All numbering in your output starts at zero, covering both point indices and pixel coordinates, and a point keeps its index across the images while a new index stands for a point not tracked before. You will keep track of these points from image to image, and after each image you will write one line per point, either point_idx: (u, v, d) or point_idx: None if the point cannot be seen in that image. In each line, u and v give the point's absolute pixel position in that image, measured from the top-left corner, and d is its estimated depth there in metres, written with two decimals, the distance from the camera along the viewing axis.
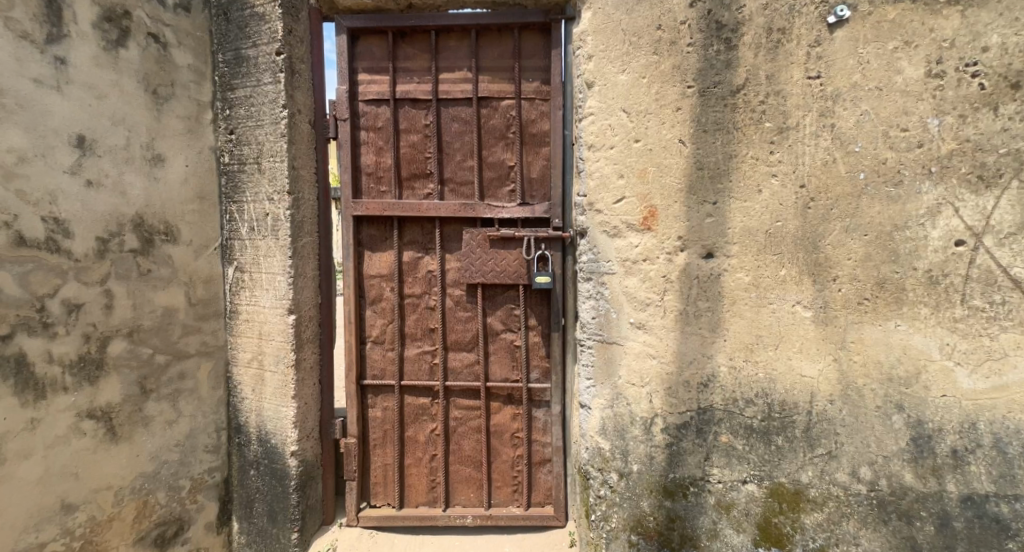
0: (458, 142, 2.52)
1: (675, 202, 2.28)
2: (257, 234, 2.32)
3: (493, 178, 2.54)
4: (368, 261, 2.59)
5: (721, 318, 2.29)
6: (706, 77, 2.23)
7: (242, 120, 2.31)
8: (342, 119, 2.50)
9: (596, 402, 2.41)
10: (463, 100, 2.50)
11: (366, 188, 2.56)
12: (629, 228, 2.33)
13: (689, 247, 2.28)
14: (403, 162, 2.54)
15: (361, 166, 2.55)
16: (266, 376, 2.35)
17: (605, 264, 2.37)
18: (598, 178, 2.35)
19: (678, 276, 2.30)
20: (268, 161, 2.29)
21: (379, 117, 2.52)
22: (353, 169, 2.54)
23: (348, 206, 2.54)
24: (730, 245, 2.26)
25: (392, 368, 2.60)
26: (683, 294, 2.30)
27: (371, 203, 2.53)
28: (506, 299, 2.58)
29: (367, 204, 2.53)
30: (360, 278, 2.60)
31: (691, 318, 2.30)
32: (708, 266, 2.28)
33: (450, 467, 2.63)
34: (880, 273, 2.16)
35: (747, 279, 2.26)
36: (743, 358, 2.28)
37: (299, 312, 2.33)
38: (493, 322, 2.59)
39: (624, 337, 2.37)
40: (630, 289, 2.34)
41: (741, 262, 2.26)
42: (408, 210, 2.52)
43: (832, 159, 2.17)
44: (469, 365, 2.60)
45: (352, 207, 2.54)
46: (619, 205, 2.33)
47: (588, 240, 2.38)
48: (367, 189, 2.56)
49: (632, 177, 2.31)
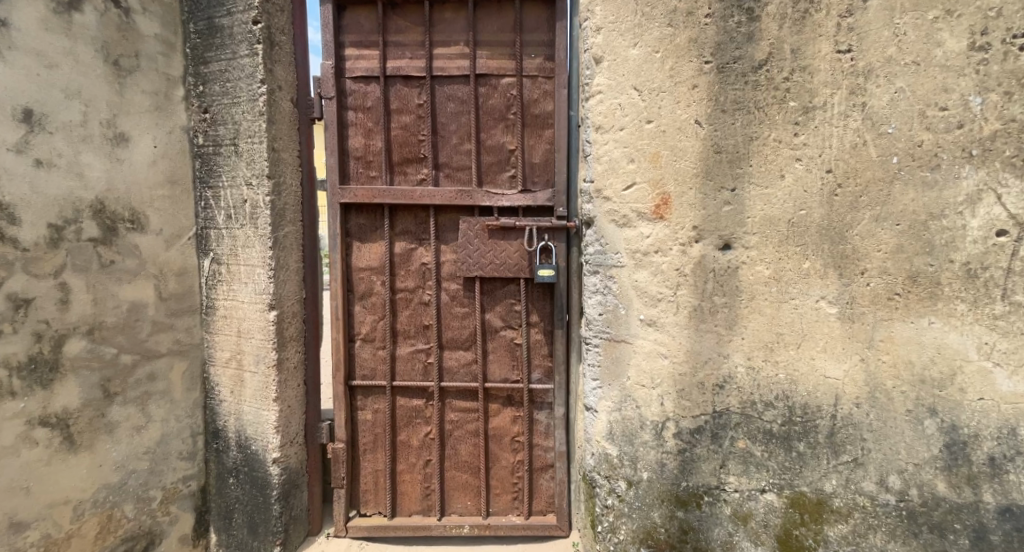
0: (455, 123, 2.34)
1: (690, 188, 2.12)
2: (235, 222, 2.13)
3: (493, 163, 2.36)
4: (358, 253, 2.40)
5: (740, 314, 2.13)
6: (726, 52, 2.06)
7: (218, 97, 2.10)
8: (328, 97, 2.29)
9: (602, 404, 2.26)
10: (460, 78, 2.32)
11: (354, 172, 2.36)
12: (639, 216, 2.17)
13: (705, 236, 2.12)
14: (394, 145, 2.35)
15: (349, 149, 2.35)
16: (246, 377, 2.17)
17: (613, 257, 2.21)
18: (606, 162, 2.18)
19: (694, 267, 2.14)
20: (246, 142, 2.09)
21: (369, 96, 2.32)
22: (340, 152, 2.34)
23: (335, 193, 2.35)
24: (749, 236, 2.10)
25: (383, 367, 2.43)
26: (696, 287, 2.15)
27: (360, 190, 2.34)
28: (506, 294, 2.42)
29: (356, 190, 2.34)
30: (348, 271, 2.41)
31: (706, 315, 2.15)
32: (725, 258, 2.12)
33: (446, 473, 2.47)
34: (913, 266, 1.99)
35: (767, 272, 2.10)
36: (762, 358, 2.13)
37: (280, 309, 2.14)
38: (492, 318, 2.44)
39: (634, 336, 2.22)
40: (640, 283, 2.19)
41: (761, 255, 2.10)
42: (402, 197, 2.34)
43: (863, 142, 1.99)
44: (466, 364, 2.44)
45: (340, 193, 2.35)
46: (629, 192, 2.16)
47: (595, 230, 2.23)
48: (355, 174, 2.37)
49: (644, 162, 2.14)
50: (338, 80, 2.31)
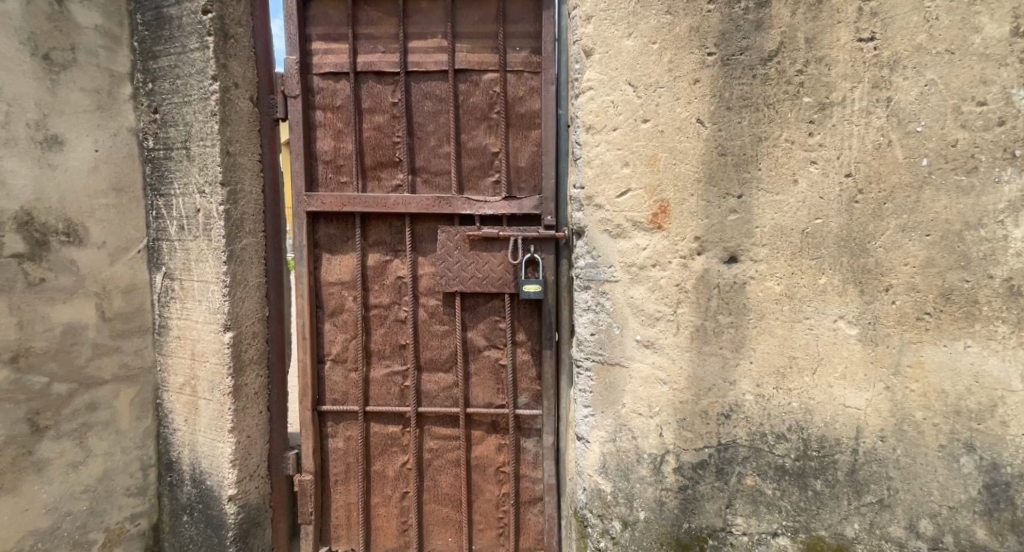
0: (433, 123, 2.13)
1: (692, 194, 1.91)
2: (187, 234, 1.93)
3: (474, 167, 2.15)
4: (327, 266, 2.20)
5: (749, 336, 1.91)
6: (731, 42, 1.84)
7: (168, 96, 1.90)
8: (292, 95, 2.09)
9: (595, 434, 2.05)
10: (438, 74, 2.11)
11: (323, 178, 2.16)
12: (635, 226, 1.96)
13: (709, 248, 1.91)
14: (367, 148, 2.15)
15: (317, 152, 2.15)
16: (200, 405, 1.96)
17: (606, 271, 2.00)
18: (598, 166, 1.97)
19: (697, 282, 1.93)
20: (197, 145, 1.89)
21: (338, 94, 2.12)
22: (307, 155, 2.14)
23: (301, 200, 2.14)
24: (758, 248, 1.88)
25: (355, 391, 2.23)
26: (697, 305, 1.94)
27: (329, 197, 2.14)
28: (490, 311, 2.21)
29: (325, 198, 2.14)
30: (317, 286, 2.21)
31: (710, 336, 1.93)
32: (731, 272, 1.91)
33: (425, 506, 2.26)
34: (946, 282, 1.75)
35: (778, 288, 1.89)
36: (773, 385, 1.90)
37: (236, 329, 1.93)
38: (474, 337, 2.22)
39: (630, 358, 2.00)
40: (636, 300, 1.98)
41: (771, 268, 1.88)
42: (375, 205, 2.13)
43: (887, 142, 1.77)
44: (446, 388, 2.23)
45: (307, 201, 2.14)
46: (624, 200, 1.96)
47: (586, 240, 2.02)
48: (324, 180, 2.16)
49: (640, 166, 1.93)
50: (305, 76, 2.11)
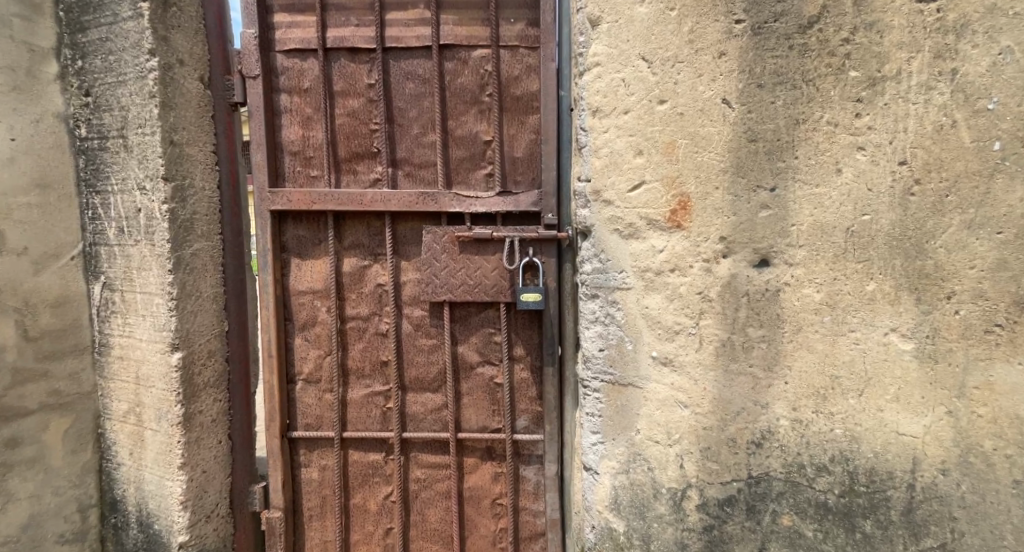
0: (415, 108, 1.86)
1: (716, 187, 1.65)
2: (127, 237, 1.66)
3: (464, 159, 1.88)
4: (296, 273, 1.91)
5: (783, 351, 1.66)
6: (763, 7, 1.56)
7: (100, 75, 1.64)
8: (250, 76, 1.79)
9: (605, 465, 1.78)
10: (420, 50, 1.83)
11: (290, 171, 1.88)
12: (651, 225, 1.69)
13: (737, 250, 1.66)
14: (340, 136, 1.87)
15: (282, 142, 1.87)
16: (146, 436, 1.69)
17: (617, 277, 1.73)
18: (607, 155, 1.69)
19: (723, 288, 1.68)
20: (136, 133, 1.62)
21: (306, 75, 1.84)
22: (270, 146, 1.85)
23: (264, 197, 1.86)
24: (795, 248, 1.63)
25: (330, 415, 1.95)
26: (721, 316, 1.69)
27: (296, 194, 1.85)
28: (483, 322, 1.93)
29: (291, 194, 1.85)
30: (285, 295, 1.92)
31: (738, 352, 1.68)
32: (762, 277, 1.66)
33: (411, 544, 2.00)
34: (1019, 288, 1.50)
35: (818, 296, 1.63)
36: (813, 409, 1.64)
37: (186, 349, 1.66)
38: (466, 352, 1.95)
39: (645, 379, 1.74)
40: (652, 311, 1.72)
41: (810, 272, 1.63)
42: (349, 202, 1.85)
43: (951, 122, 1.49)
44: (434, 410, 1.96)
45: (270, 198, 1.86)
46: (638, 194, 1.69)
47: (594, 242, 1.75)
48: (291, 174, 1.88)
49: (655, 155, 1.66)
50: (266, 54, 1.82)
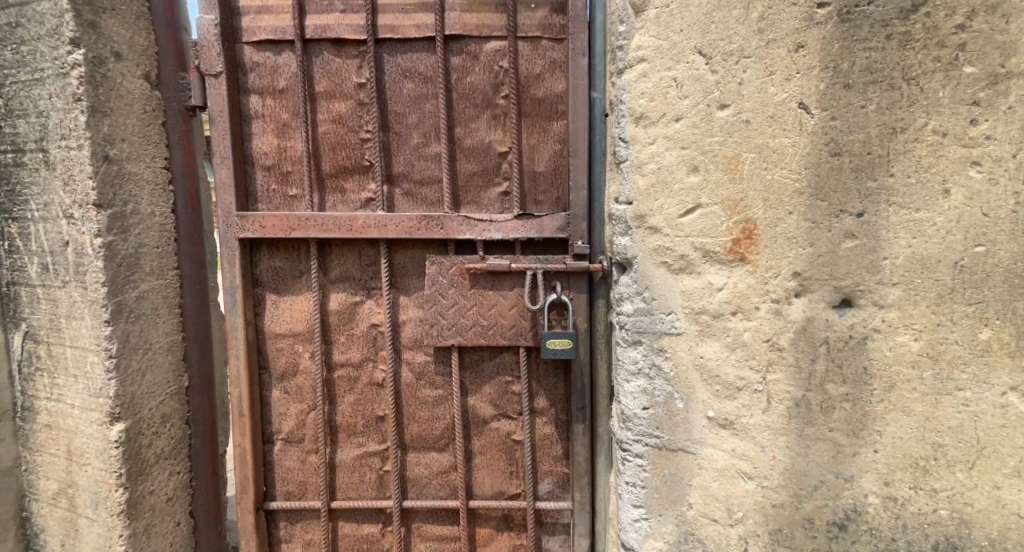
0: (415, 113, 1.53)
1: (790, 212, 1.33)
2: (52, 277, 1.34)
3: (474, 174, 1.56)
4: (273, 312, 1.58)
5: (871, 412, 1.36)
6: None
7: (14, 74, 1.33)
8: (212, 74, 1.48)
9: (650, 546, 1.48)
10: (422, 42, 1.51)
11: (262, 190, 1.56)
12: (707, 257, 1.38)
13: (813, 288, 1.35)
14: (324, 148, 1.54)
15: (252, 154, 1.55)
16: (81, 524, 1.39)
17: (666, 320, 1.42)
18: (654, 172, 1.37)
19: (796, 335, 1.37)
20: (59, 146, 1.31)
21: (281, 72, 1.51)
22: (238, 159, 1.53)
23: (231, 222, 1.53)
24: (889, 289, 1.32)
25: (317, 480, 1.63)
26: (794, 369, 1.38)
27: (270, 218, 1.52)
28: (498, 369, 1.62)
29: (263, 219, 1.53)
30: (259, 340, 1.60)
31: (816, 414, 1.37)
32: (844, 321, 1.35)
33: None
34: None
35: (916, 346, 1.32)
36: (910, 484, 1.34)
37: (131, 418, 1.35)
38: (478, 405, 1.63)
39: (699, 444, 1.44)
40: (709, 363, 1.41)
41: (905, 316, 1.32)
42: (336, 227, 1.53)
43: None
44: (441, 473, 1.65)
45: (239, 223, 1.53)
46: (691, 220, 1.37)
47: (636, 277, 1.43)
48: (264, 192, 1.56)
49: (714, 172, 1.34)
50: (231, 47, 1.50)
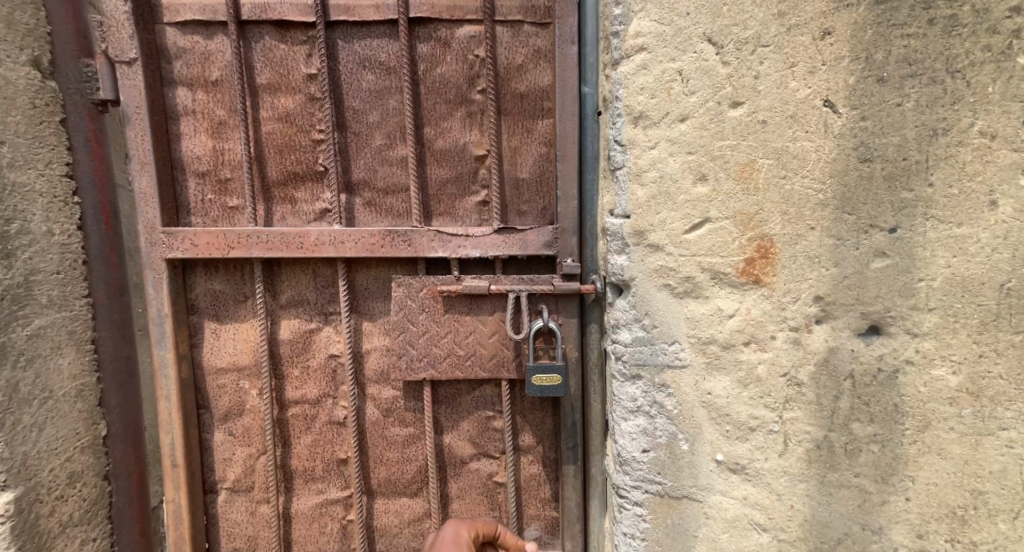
0: (377, 111, 1.33)
1: (812, 227, 1.14)
2: None
3: (448, 181, 1.37)
4: (213, 343, 1.38)
5: (902, 454, 1.19)
6: None
7: None
8: (126, 61, 1.29)
9: None
10: (382, 26, 1.31)
11: (195, 201, 1.36)
12: (716, 279, 1.19)
13: (837, 314, 1.17)
14: (270, 151, 1.33)
15: (181, 158, 1.35)
16: None
17: (669, 351, 1.24)
18: (655, 181, 1.18)
19: (817, 368, 1.19)
20: None
21: (215, 63, 1.32)
22: (165, 164, 1.34)
23: (154, 238, 1.32)
24: (924, 315, 1.13)
25: (269, 533, 1.42)
26: (814, 407, 1.21)
27: (203, 234, 1.32)
28: (477, 404, 1.43)
29: (195, 236, 1.32)
30: (196, 377, 1.40)
31: (839, 456, 1.21)
32: (872, 351, 1.17)
33: None
34: None
35: (954, 381, 1.14)
36: (947, 537, 1.18)
37: (23, 483, 1.21)
38: (455, 444, 1.44)
39: (707, 491, 1.27)
40: (718, 400, 1.24)
41: (942, 346, 1.13)
42: (284, 245, 1.32)
43: None
44: (413, 522, 1.45)
45: (165, 241, 1.32)
46: (698, 237, 1.18)
47: (634, 302, 1.25)
48: (197, 204, 1.36)
49: (725, 181, 1.15)
50: (150, 29, 1.30)
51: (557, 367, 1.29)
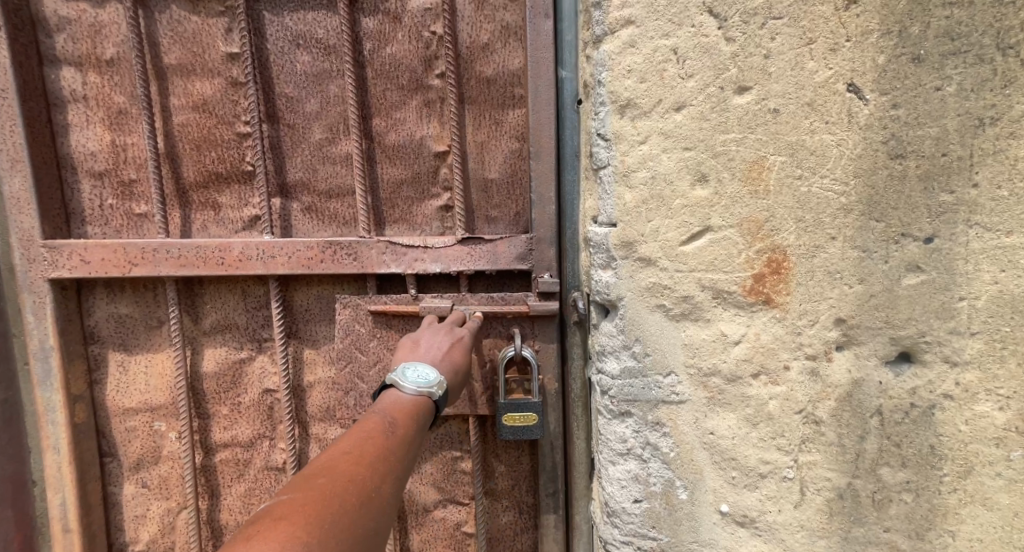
0: (316, 99, 1.20)
1: (832, 237, 0.96)
2: None
3: (403, 182, 1.22)
4: (122, 379, 1.28)
5: (940, 505, 1.00)
6: None
7: None
8: None
9: None
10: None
11: (91, 207, 1.23)
12: (719, 298, 1.01)
13: (862, 339, 0.98)
14: (187, 146, 1.22)
15: (72, 155, 1.22)
16: None
17: (663, 385, 1.05)
18: (646, 183, 0.99)
19: (839, 404, 1.00)
20: None
21: (109, 40, 1.18)
22: (54, 163, 1.21)
23: (34, 255, 1.19)
24: (967, 340, 0.95)
25: None
26: (835, 449, 1.02)
27: (96, 248, 1.19)
28: (443, 441, 1.26)
29: (86, 250, 1.19)
30: (97, 419, 1.28)
31: (864, 507, 1.02)
32: (903, 383, 0.98)
33: None
34: None
35: (1003, 419, 0.96)
36: None
37: None
38: (417, 486, 1.28)
39: (709, 548, 1.08)
40: (722, 442, 1.04)
41: (990, 377, 0.95)
42: (205, 262, 1.20)
43: None
44: None
45: (46, 260, 1.19)
46: (697, 248, 0.99)
47: (622, 326, 1.05)
48: (93, 211, 1.23)
49: (729, 183, 0.96)
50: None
51: (534, 405, 1.12)
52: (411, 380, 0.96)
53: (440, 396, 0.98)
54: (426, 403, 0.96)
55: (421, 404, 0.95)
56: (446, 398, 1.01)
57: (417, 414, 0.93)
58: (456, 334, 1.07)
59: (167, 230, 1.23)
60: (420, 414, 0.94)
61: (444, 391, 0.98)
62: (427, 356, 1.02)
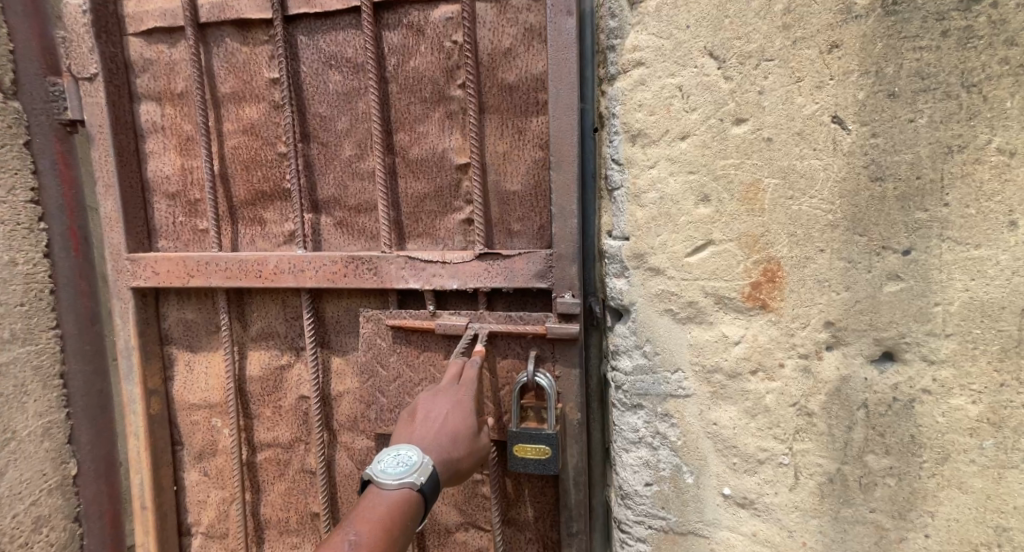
0: (346, 118, 1.36)
1: (821, 250, 1.08)
2: None
3: (427, 196, 1.35)
4: (187, 378, 1.53)
5: (920, 488, 1.12)
6: None
7: None
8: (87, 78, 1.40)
9: None
10: (346, 15, 1.32)
11: (165, 223, 1.49)
12: (720, 304, 1.14)
13: (849, 340, 1.11)
14: (238, 167, 1.42)
15: (151, 181, 1.48)
16: None
17: (670, 380, 1.18)
18: (653, 203, 1.13)
19: (828, 398, 1.13)
20: None
21: (178, 77, 1.41)
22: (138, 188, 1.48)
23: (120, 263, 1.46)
24: (941, 341, 1.07)
25: None
26: (825, 438, 1.14)
27: (163, 261, 1.43)
28: None
29: (156, 264, 1.43)
30: (169, 408, 1.54)
31: (851, 489, 1.14)
32: (886, 379, 1.10)
33: None
34: None
35: (975, 410, 1.07)
36: None
37: None
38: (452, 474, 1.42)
39: (713, 526, 1.21)
40: (724, 432, 1.17)
41: (962, 374, 1.07)
42: (246, 274, 1.39)
43: None
44: None
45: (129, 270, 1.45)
46: (701, 259, 1.13)
47: (634, 328, 1.19)
48: (167, 226, 1.49)
49: (728, 203, 1.10)
50: (114, 43, 1.41)
51: (547, 436, 1.22)
52: (391, 476, 1.09)
53: (426, 485, 1.10)
54: (406, 495, 1.09)
55: (400, 502, 1.08)
56: (438, 479, 1.13)
57: (390, 517, 1.06)
58: (458, 399, 1.19)
59: (221, 245, 1.44)
60: (395, 517, 1.07)
61: (428, 477, 1.11)
62: (421, 437, 1.14)
